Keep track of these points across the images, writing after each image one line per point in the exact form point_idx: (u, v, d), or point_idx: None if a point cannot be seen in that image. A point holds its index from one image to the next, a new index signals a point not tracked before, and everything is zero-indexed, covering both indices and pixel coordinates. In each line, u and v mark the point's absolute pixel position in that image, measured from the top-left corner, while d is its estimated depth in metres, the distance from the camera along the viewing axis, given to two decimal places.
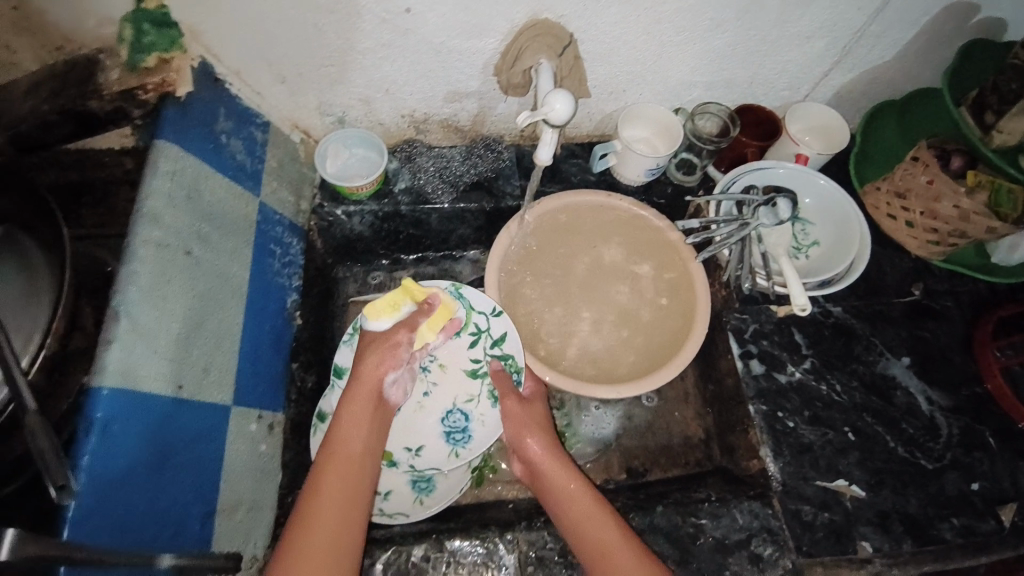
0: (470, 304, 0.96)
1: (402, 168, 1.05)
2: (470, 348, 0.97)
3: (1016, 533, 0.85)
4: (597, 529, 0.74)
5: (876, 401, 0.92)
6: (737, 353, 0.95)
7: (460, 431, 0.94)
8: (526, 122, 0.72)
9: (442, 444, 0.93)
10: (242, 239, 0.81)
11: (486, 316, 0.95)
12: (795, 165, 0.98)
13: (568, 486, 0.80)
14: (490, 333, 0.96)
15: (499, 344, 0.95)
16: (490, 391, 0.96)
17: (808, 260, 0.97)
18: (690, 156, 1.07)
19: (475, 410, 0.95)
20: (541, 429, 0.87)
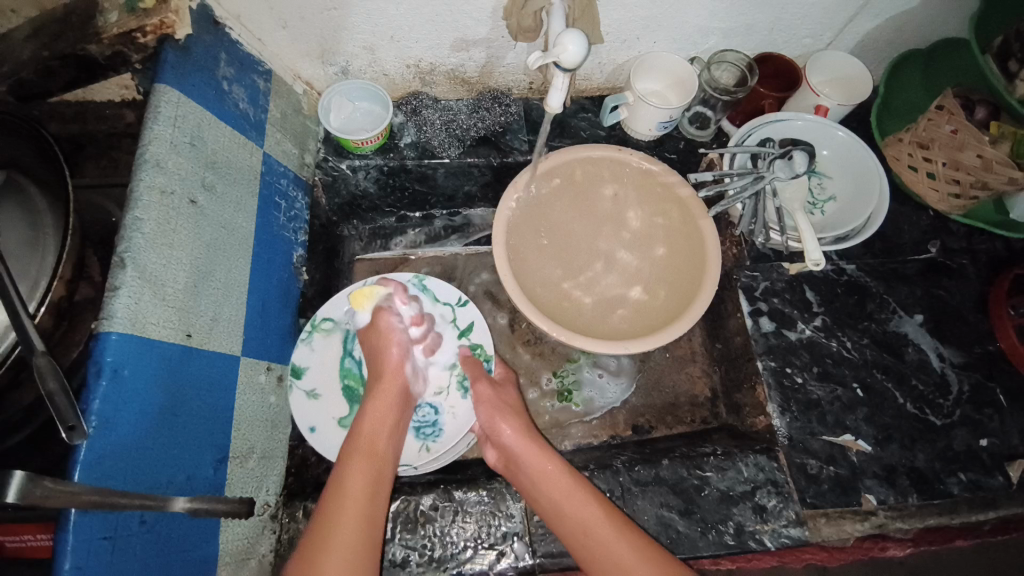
0: (433, 295, 0.90)
1: (408, 122, 1.03)
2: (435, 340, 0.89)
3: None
4: (575, 510, 0.72)
5: (887, 357, 0.91)
6: (747, 311, 0.94)
7: (430, 426, 0.84)
8: (536, 64, 0.69)
9: (410, 440, 0.83)
10: (247, 191, 0.79)
11: (452, 307, 0.90)
12: (813, 118, 0.95)
13: (542, 468, 0.76)
14: (456, 324, 0.89)
15: (466, 334, 0.89)
16: (460, 381, 0.86)
17: (825, 216, 0.94)
18: (704, 110, 1.05)
19: (445, 402, 0.85)
20: (512, 410, 0.82)
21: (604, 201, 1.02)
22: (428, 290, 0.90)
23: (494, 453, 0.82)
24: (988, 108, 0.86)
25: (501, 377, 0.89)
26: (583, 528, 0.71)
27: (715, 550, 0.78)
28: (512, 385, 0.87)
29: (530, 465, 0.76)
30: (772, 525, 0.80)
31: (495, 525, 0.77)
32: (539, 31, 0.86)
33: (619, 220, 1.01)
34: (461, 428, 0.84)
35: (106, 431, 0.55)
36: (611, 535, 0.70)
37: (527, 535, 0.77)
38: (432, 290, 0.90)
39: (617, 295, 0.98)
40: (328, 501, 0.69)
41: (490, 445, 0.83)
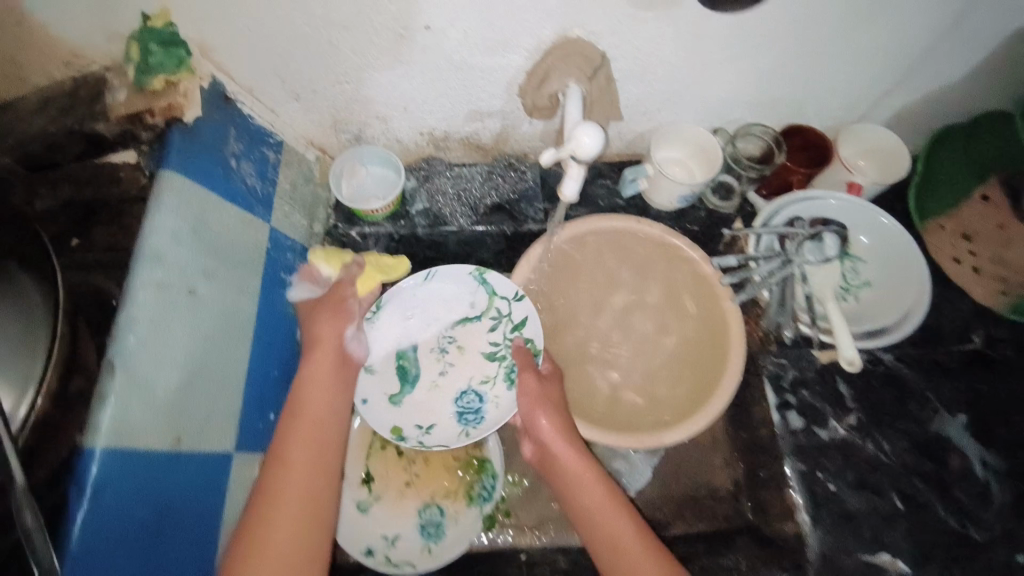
0: (493, 289, 0.91)
1: (420, 188, 1.00)
2: (490, 332, 0.93)
3: None
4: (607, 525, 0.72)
5: (929, 464, 0.85)
6: (775, 404, 0.88)
7: (472, 413, 0.89)
8: (549, 161, 0.65)
9: (452, 424, 0.89)
10: (251, 271, 0.76)
11: (508, 301, 0.90)
12: (848, 196, 0.89)
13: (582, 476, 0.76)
14: (510, 319, 0.91)
15: (519, 328, 0.90)
16: (507, 373, 0.91)
17: (858, 303, 0.88)
18: (728, 179, 0.99)
19: (490, 391, 0.90)
20: (554, 406, 0.82)
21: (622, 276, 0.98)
22: (488, 283, 0.91)
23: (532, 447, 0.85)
24: None
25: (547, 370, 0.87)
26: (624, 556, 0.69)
27: None
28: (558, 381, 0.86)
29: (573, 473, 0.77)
30: None
31: None
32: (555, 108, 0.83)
33: (637, 298, 0.98)
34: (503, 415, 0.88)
35: (85, 564, 0.52)
36: (639, 551, 0.69)
37: None
38: (491, 284, 0.91)
39: (630, 373, 0.95)
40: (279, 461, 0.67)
41: (529, 440, 0.85)
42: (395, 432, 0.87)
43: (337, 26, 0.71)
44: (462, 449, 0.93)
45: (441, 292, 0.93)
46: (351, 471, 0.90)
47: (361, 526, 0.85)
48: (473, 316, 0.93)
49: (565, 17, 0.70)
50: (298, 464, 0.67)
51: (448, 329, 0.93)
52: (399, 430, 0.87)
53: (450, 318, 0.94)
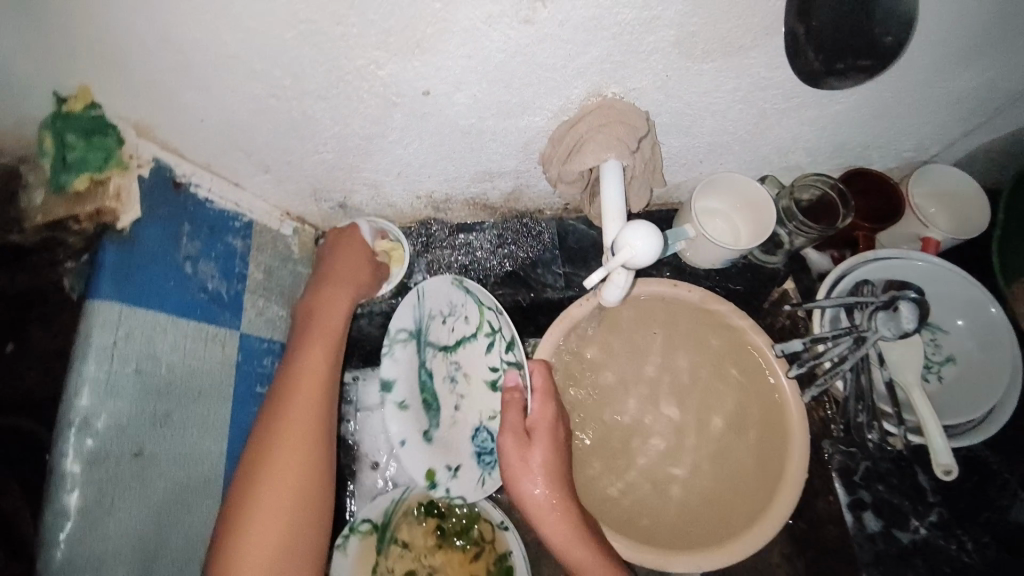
0: (481, 299, 0.73)
1: (419, 257, 0.86)
2: (486, 353, 0.74)
3: None
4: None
5: (1013, 562, 0.73)
6: (845, 502, 0.75)
7: (491, 453, 0.76)
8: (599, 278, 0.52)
9: (472, 469, 0.75)
10: (218, 399, 0.62)
11: (498, 313, 0.73)
12: (933, 260, 0.77)
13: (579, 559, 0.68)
14: (505, 336, 0.73)
15: (514, 348, 0.72)
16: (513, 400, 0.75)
17: (942, 386, 0.75)
18: (780, 234, 0.84)
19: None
20: (547, 476, 0.69)
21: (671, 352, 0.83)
22: (472, 293, 0.74)
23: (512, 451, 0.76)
24: None
25: (538, 418, 0.72)
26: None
27: None
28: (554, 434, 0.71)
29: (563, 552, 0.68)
30: None
31: None
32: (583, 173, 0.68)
33: (688, 378, 0.83)
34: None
35: None
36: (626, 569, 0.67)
37: None
38: (476, 293, 0.74)
39: (698, 466, 0.80)
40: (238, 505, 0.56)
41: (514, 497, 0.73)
42: (429, 477, 0.71)
43: (314, 95, 0.56)
44: (481, 565, 0.79)
45: (433, 304, 0.73)
46: None
47: None
48: (468, 335, 0.74)
49: (599, 75, 0.57)
50: (274, 492, 0.56)
51: (450, 354, 0.75)
52: (431, 475, 0.71)
53: (447, 342, 0.74)
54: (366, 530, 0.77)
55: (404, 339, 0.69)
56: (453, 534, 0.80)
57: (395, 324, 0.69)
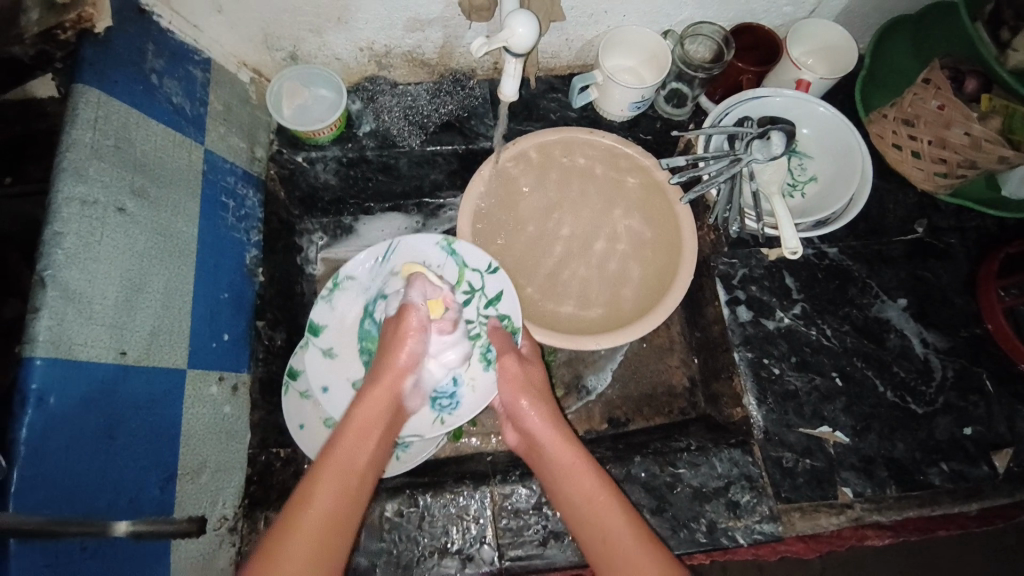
0: (463, 261, 0.85)
1: (366, 109, 0.96)
2: (461, 307, 0.85)
3: (1010, 479, 0.83)
4: (575, 483, 0.72)
5: (867, 344, 0.87)
6: (724, 299, 0.90)
7: (447, 397, 0.82)
8: (482, 50, 0.63)
9: (425, 411, 0.82)
10: (188, 192, 0.75)
11: (481, 274, 0.85)
12: (793, 92, 0.88)
13: (565, 462, 0.74)
14: (484, 293, 0.85)
15: (494, 303, 0.85)
16: (483, 351, 0.83)
17: (804, 200, 0.90)
18: (681, 86, 0.98)
19: (464, 373, 0.83)
20: (539, 394, 0.79)
21: (584, 186, 0.98)
22: (457, 254, 0.86)
23: (516, 435, 0.82)
24: (978, 79, 0.78)
25: (528, 352, 0.85)
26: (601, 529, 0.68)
27: (687, 548, 0.76)
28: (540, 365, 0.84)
29: (548, 443, 0.76)
30: (744, 521, 0.78)
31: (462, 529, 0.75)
32: (492, 9, 0.80)
33: (598, 206, 0.98)
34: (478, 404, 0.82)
35: (36, 465, 0.52)
36: (631, 546, 0.66)
37: (495, 540, 0.75)
38: (460, 255, 0.86)
39: (600, 279, 0.95)
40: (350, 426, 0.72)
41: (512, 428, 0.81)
42: None
43: None
44: None
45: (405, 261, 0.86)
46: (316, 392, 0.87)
47: None
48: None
49: None
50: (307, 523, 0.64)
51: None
52: None
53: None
54: None
55: (349, 286, 0.86)
56: None
57: (346, 274, 0.86)
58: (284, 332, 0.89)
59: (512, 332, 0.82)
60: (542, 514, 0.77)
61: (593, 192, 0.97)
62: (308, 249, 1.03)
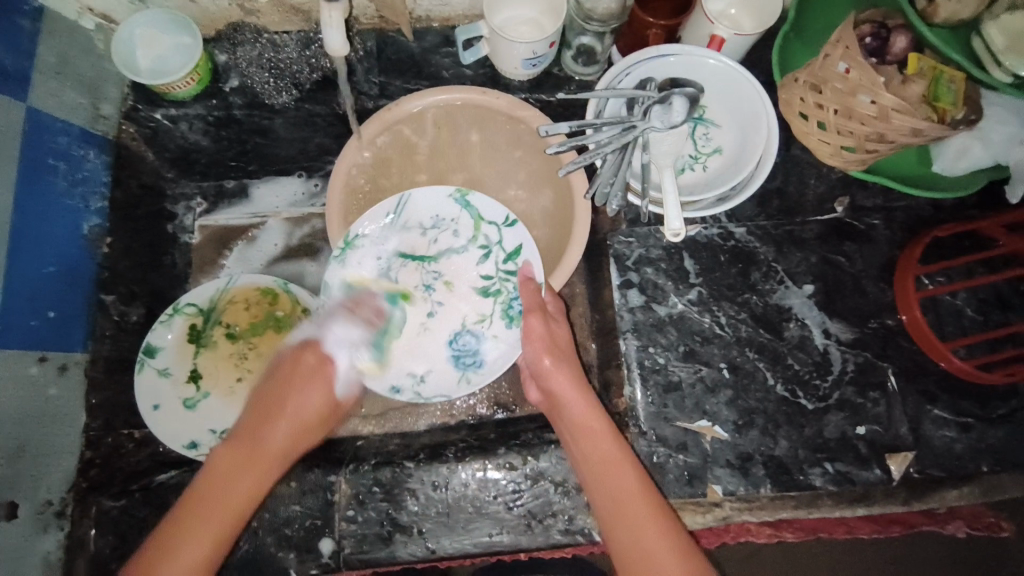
0: (478, 213, 0.78)
1: (231, 62, 0.87)
2: (480, 263, 0.79)
3: (904, 484, 0.76)
4: (596, 445, 0.69)
5: (763, 335, 0.81)
6: (616, 282, 0.83)
7: (470, 355, 0.78)
8: None
9: (449, 369, 0.78)
10: (4, 153, 0.68)
11: (497, 227, 0.78)
12: (693, 48, 0.78)
13: (586, 425, 0.71)
14: (502, 247, 0.78)
15: (513, 258, 0.78)
16: (505, 309, 0.78)
17: (704, 173, 0.82)
18: (591, 41, 0.87)
19: (486, 331, 0.78)
20: (564, 354, 0.74)
21: (479, 147, 0.87)
22: (472, 206, 0.78)
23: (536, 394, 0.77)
24: (910, 36, 0.68)
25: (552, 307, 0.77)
26: (617, 495, 0.66)
27: (541, 544, 0.73)
28: (565, 322, 0.77)
29: (573, 406, 0.72)
30: None
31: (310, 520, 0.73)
32: None
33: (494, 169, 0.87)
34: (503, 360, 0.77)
35: None
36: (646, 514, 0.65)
37: (336, 532, 0.72)
38: (474, 207, 0.78)
39: None
40: (240, 445, 0.69)
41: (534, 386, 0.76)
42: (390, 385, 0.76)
43: None
44: None
45: (418, 216, 0.79)
46: (175, 369, 0.84)
47: (187, 419, 0.82)
48: (459, 246, 0.80)
49: None
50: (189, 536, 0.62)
51: (429, 263, 0.80)
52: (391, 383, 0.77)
53: (427, 251, 0.80)
54: (190, 312, 0.86)
55: (363, 246, 0.77)
56: (270, 315, 0.87)
57: (352, 235, 0.76)
58: (143, 307, 0.85)
59: (538, 282, 0.75)
60: (390, 504, 0.73)
61: (487, 157, 0.87)
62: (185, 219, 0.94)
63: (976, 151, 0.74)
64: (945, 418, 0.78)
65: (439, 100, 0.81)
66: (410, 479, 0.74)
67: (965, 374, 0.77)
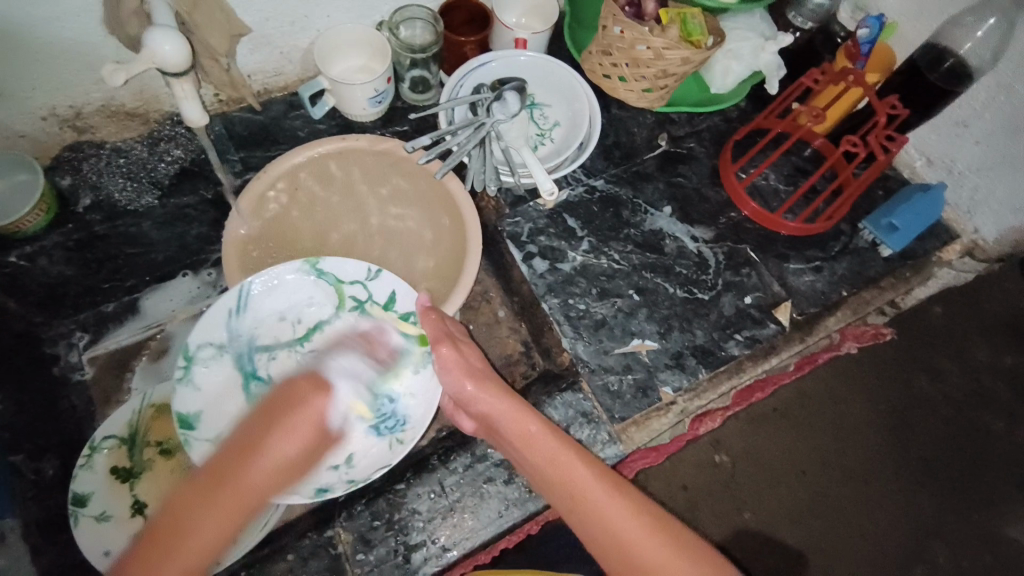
0: (336, 278, 0.80)
1: (79, 182, 0.86)
2: (358, 325, 0.80)
3: (796, 327, 0.94)
4: (539, 449, 0.70)
5: (651, 256, 0.95)
6: (520, 257, 0.93)
7: (388, 418, 0.76)
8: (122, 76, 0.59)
9: (373, 441, 0.75)
10: None
11: (362, 284, 0.80)
12: (504, 55, 0.94)
13: (525, 431, 0.71)
14: (373, 300, 0.80)
15: (388, 306, 0.80)
16: (404, 354, 0.79)
17: (552, 144, 0.96)
18: (423, 72, 0.97)
19: (398, 387, 0.77)
20: (482, 374, 0.75)
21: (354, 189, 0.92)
22: (327, 273, 0.79)
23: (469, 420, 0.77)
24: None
25: (454, 330, 0.78)
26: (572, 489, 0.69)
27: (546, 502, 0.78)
28: (474, 344, 0.78)
29: (502, 418, 0.72)
30: (590, 453, 0.83)
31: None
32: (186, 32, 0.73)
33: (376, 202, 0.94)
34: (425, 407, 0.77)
35: None
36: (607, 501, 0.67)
37: None
38: (330, 273, 0.80)
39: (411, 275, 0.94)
40: (232, 463, 0.57)
41: (463, 414, 0.77)
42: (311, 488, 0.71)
43: None
44: None
45: (267, 308, 0.79)
46: (115, 509, 0.76)
47: None
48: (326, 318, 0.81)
49: None
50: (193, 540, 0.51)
51: (300, 344, 0.80)
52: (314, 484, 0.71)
53: (294, 334, 0.80)
54: (111, 445, 0.79)
55: (215, 354, 0.76)
56: None
57: (196, 345, 0.75)
58: (56, 457, 0.77)
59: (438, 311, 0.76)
60: (396, 533, 0.74)
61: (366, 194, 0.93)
62: (65, 356, 0.86)
63: (736, 67, 0.96)
64: (801, 267, 0.97)
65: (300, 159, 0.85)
66: (405, 499, 0.75)
67: (803, 232, 0.98)
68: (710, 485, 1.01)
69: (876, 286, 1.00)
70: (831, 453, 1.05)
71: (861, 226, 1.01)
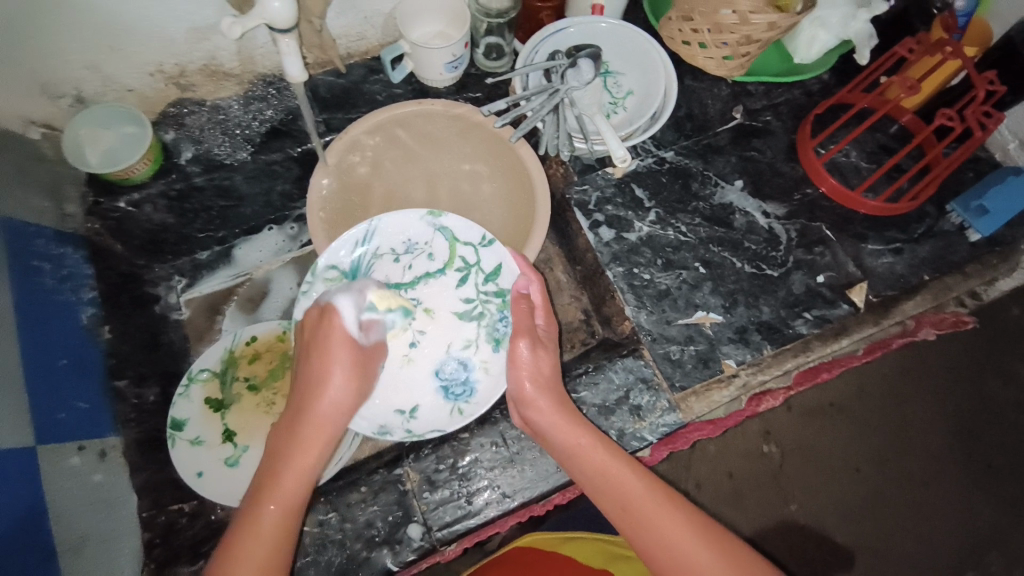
0: (453, 235, 0.83)
1: (181, 136, 0.92)
2: (459, 287, 0.83)
3: (870, 310, 0.91)
4: (592, 464, 0.70)
5: (719, 230, 0.94)
6: (586, 225, 0.93)
7: (459, 384, 0.80)
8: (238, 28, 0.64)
9: (441, 401, 0.80)
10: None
11: (475, 248, 0.82)
12: (581, 19, 0.94)
13: (575, 443, 0.71)
14: (480, 267, 0.82)
15: (494, 278, 0.82)
16: (490, 332, 0.82)
17: (625, 113, 0.95)
18: (497, 40, 0.98)
19: (474, 357, 0.81)
20: (546, 383, 0.74)
21: (428, 152, 0.95)
22: (447, 229, 0.83)
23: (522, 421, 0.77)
24: None
25: (542, 333, 0.78)
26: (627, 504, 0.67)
27: None
28: (554, 350, 0.78)
29: (557, 435, 0.72)
30: (649, 419, 0.84)
31: (402, 514, 0.76)
32: None
33: (446, 164, 0.96)
34: (493, 388, 0.79)
35: None
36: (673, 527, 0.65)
37: (422, 517, 0.76)
38: (449, 230, 0.83)
39: None
40: (279, 444, 0.67)
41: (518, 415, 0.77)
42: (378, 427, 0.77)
43: None
44: None
45: (391, 241, 0.83)
46: (207, 436, 0.83)
47: (236, 474, 0.82)
48: (435, 271, 0.84)
49: None
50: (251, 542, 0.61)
51: (407, 290, 0.83)
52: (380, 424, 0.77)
53: (403, 279, 0.83)
54: (205, 378, 0.86)
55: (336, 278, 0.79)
56: (284, 356, 0.89)
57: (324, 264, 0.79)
58: (156, 385, 0.86)
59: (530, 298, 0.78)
60: (460, 477, 0.78)
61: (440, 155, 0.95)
62: (168, 296, 0.95)
63: (822, 36, 0.93)
64: (880, 249, 0.94)
65: (381, 119, 0.88)
66: (470, 446, 0.79)
67: (882, 212, 0.94)
68: (755, 470, 1.06)
69: (960, 273, 0.94)
70: (889, 448, 1.04)
71: (948, 209, 0.96)
